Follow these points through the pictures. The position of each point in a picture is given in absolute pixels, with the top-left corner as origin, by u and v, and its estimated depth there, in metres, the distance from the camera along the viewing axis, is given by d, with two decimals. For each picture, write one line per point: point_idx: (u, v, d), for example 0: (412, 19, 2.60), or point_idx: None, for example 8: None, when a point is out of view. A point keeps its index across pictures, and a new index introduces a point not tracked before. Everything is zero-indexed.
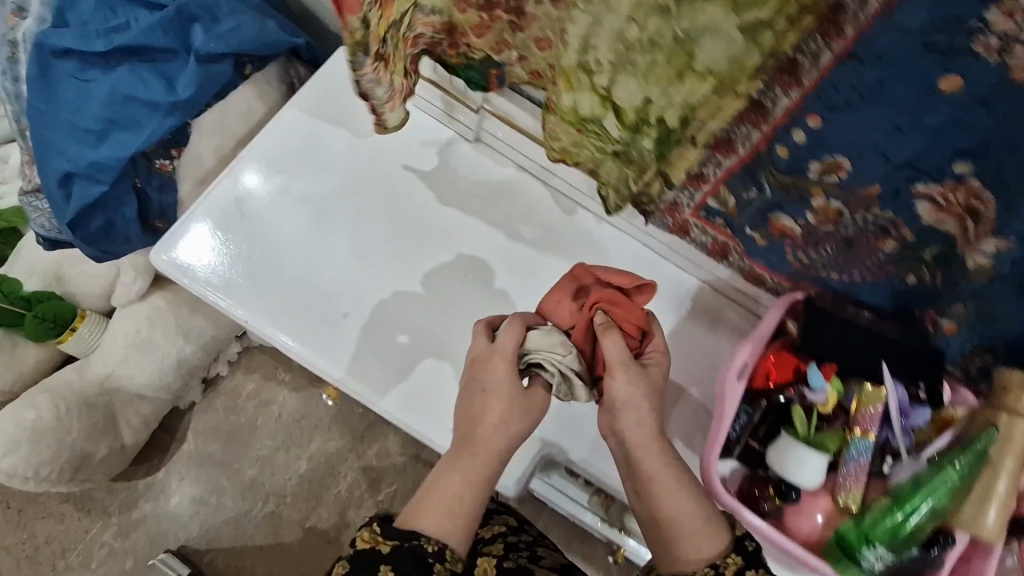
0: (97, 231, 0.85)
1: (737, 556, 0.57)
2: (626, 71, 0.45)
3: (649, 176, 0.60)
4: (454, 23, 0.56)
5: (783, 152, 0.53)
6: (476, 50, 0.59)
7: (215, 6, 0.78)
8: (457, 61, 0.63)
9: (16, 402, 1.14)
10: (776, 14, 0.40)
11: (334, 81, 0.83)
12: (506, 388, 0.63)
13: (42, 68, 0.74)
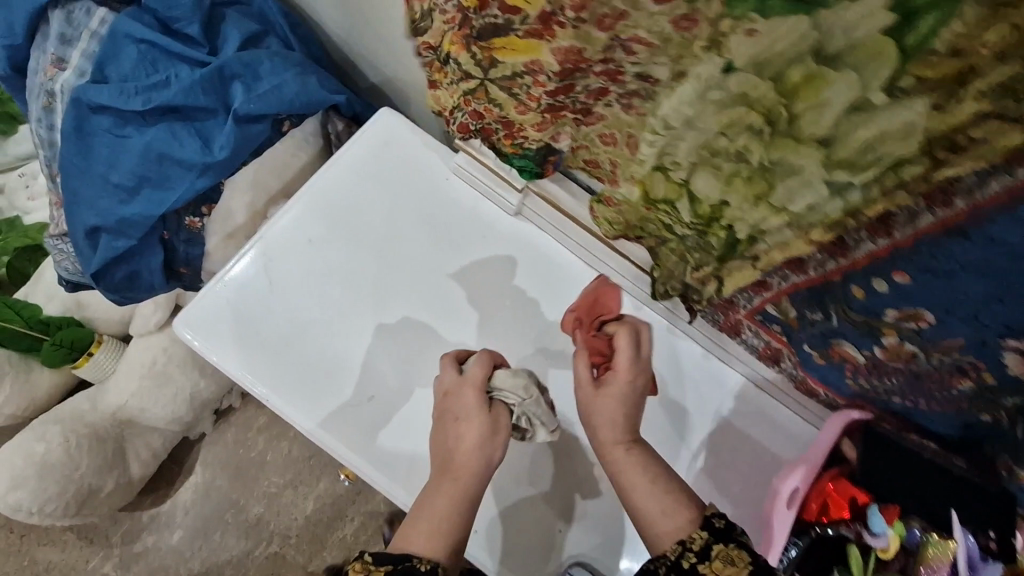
0: (121, 280, 0.82)
1: (703, 530, 0.54)
2: (707, 169, 0.42)
3: (706, 273, 0.57)
4: (513, 118, 0.49)
5: (859, 294, 0.48)
6: (534, 142, 0.52)
7: (258, 64, 0.77)
8: (512, 151, 0.54)
9: (26, 434, 1.12)
10: (872, 181, 0.37)
11: (373, 143, 0.79)
12: (475, 413, 0.63)
13: (77, 122, 0.73)
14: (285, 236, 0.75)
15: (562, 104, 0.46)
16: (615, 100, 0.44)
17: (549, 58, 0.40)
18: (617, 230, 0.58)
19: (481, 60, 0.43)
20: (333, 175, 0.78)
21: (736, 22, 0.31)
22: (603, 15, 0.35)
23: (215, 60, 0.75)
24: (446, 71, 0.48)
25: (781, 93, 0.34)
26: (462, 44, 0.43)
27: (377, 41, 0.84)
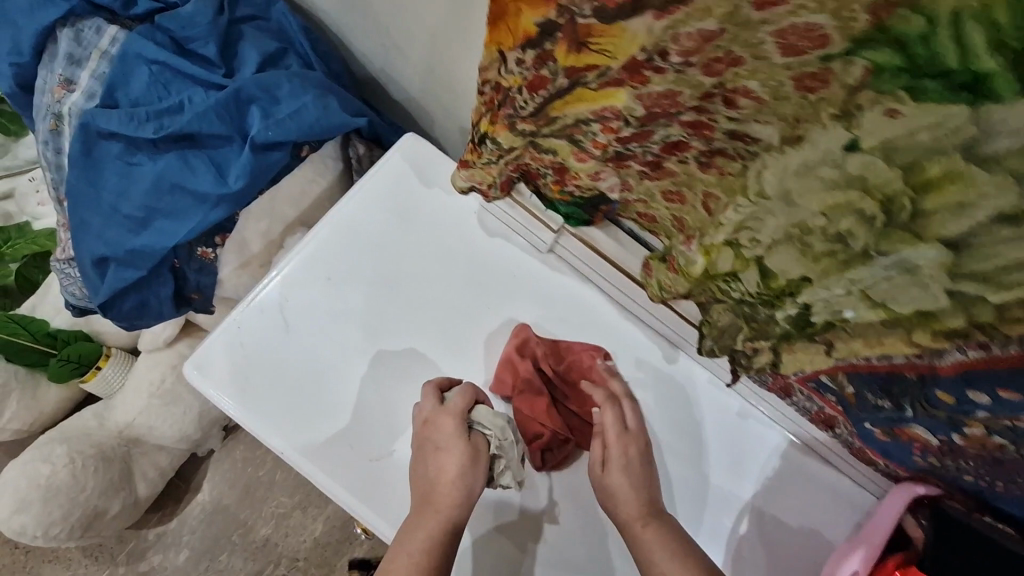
0: (129, 310, 0.78)
1: None
2: (793, 247, 0.38)
3: (762, 344, 0.51)
4: (568, 167, 0.45)
5: (945, 397, 0.43)
6: (586, 191, 0.47)
7: (275, 87, 0.72)
8: (558, 198, 0.50)
9: (32, 454, 1.09)
10: (1009, 302, 0.32)
11: (396, 173, 0.74)
12: (455, 445, 0.63)
13: (85, 148, 0.69)
14: (303, 273, 0.71)
15: (629, 155, 0.41)
16: (695, 156, 0.39)
17: (631, 104, 0.35)
18: (668, 295, 0.52)
19: (532, 129, 0.41)
20: (354, 208, 0.73)
21: (877, 96, 0.27)
22: (714, 58, 0.30)
23: (231, 83, 0.71)
24: (482, 150, 0.46)
25: (910, 185, 0.29)
26: (507, 125, 0.42)
27: (402, 59, 0.80)
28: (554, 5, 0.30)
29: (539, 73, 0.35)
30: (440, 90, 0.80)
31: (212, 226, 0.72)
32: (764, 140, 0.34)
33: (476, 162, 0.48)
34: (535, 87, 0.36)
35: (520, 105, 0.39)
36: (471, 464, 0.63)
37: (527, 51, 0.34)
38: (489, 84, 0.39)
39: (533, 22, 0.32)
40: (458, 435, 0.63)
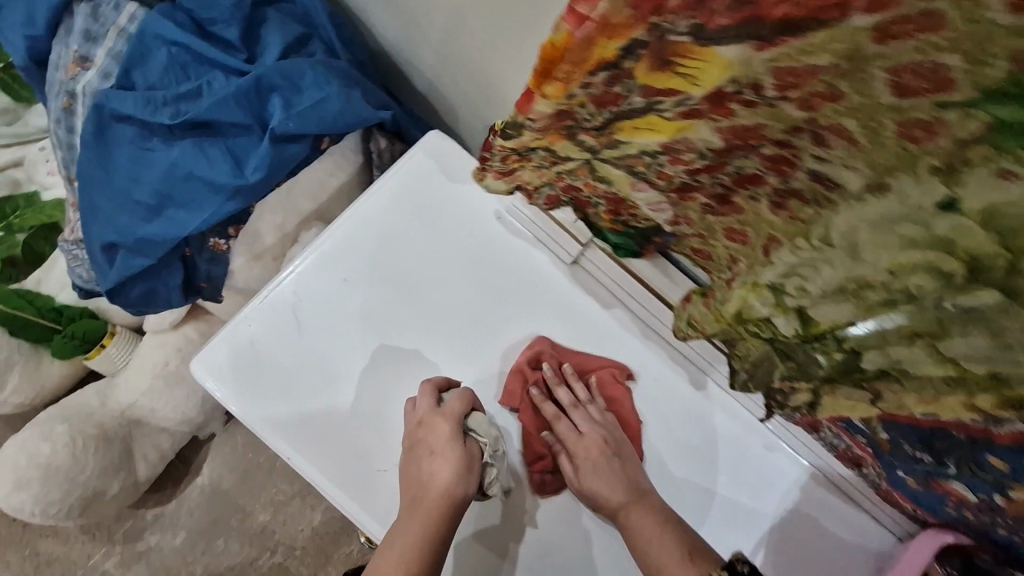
0: (137, 297, 0.76)
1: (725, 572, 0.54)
2: (846, 300, 0.37)
3: (800, 385, 0.48)
4: (623, 197, 0.44)
5: (998, 464, 0.41)
6: (643, 220, 0.46)
7: (299, 76, 0.69)
8: (607, 226, 0.50)
9: (33, 431, 1.08)
10: None
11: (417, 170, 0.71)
12: (448, 449, 0.62)
13: (98, 130, 0.66)
14: (318, 274, 0.69)
15: (696, 186, 0.40)
16: (768, 196, 0.38)
17: (709, 135, 0.33)
18: (695, 331, 0.50)
19: (594, 145, 0.38)
20: (373, 208, 0.70)
21: (994, 154, 0.24)
22: (816, 93, 0.28)
23: (254, 70, 0.68)
24: (531, 157, 0.42)
25: (1007, 247, 0.27)
26: (564, 134, 0.38)
27: (426, 49, 0.77)
28: (645, 27, 0.27)
29: (613, 90, 0.32)
30: (464, 85, 0.78)
31: (227, 218, 0.70)
32: (849, 187, 0.31)
33: (522, 167, 0.44)
34: (607, 102, 0.34)
35: (584, 117, 0.36)
36: (463, 470, 0.62)
37: (600, 74, 0.31)
38: (545, 116, 0.36)
39: (617, 50, 0.29)
40: (452, 441, 0.62)
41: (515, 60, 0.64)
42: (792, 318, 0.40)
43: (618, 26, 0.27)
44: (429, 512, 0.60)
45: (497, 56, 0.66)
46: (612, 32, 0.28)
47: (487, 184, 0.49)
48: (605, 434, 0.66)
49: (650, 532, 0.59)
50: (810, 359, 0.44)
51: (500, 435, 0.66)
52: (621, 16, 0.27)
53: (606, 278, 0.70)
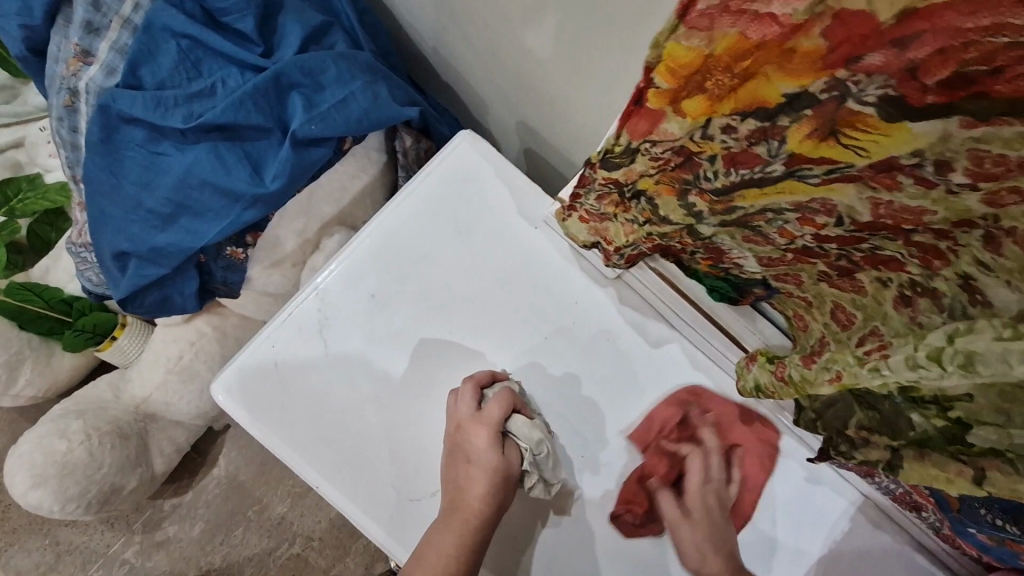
0: (152, 305, 0.71)
1: None
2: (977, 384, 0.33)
3: (878, 439, 0.47)
4: (730, 249, 0.47)
5: None
6: (746, 272, 0.50)
7: (320, 70, 0.63)
8: (708, 270, 0.53)
9: (49, 428, 1.06)
10: None
11: (455, 174, 0.67)
12: (490, 458, 0.59)
13: (105, 133, 0.61)
14: (347, 284, 0.65)
15: (821, 253, 0.43)
16: (903, 288, 0.41)
17: (858, 203, 0.34)
18: (764, 394, 0.53)
19: (706, 208, 0.40)
20: (406, 214, 0.66)
21: None
22: (1004, 189, 0.29)
23: (272, 66, 0.62)
24: (631, 207, 0.46)
25: None
26: (677, 192, 0.41)
27: (463, 42, 0.73)
28: (829, 76, 0.27)
29: (751, 149, 0.34)
30: (502, 79, 0.74)
31: (244, 227, 0.65)
32: (998, 305, 0.34)
33: (615, 215, 0.47)
34: (739, 163, 0.35)
35: (706, 175, 0.38)
36: (499, 480, 0.59)
37: (751, 121, 0.32)
38: (666, 148, 0.37)
39: (784, 92, 0.29)
40: (489, 450, 0.60)
41: (569, 53, 0.59)
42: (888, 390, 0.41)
43: (799, 54, 0.27)
44: (466, 519, 0.57)
45: (548, 57, 0.63)
46: (785, 63, 0.28)
47: (570, 227, 0.53)
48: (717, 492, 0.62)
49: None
50: (904, 419, 0.44)
51: (543, 439, 0.60)
52: (809, 45, 0.26)
53: (656, 297, 0.64)
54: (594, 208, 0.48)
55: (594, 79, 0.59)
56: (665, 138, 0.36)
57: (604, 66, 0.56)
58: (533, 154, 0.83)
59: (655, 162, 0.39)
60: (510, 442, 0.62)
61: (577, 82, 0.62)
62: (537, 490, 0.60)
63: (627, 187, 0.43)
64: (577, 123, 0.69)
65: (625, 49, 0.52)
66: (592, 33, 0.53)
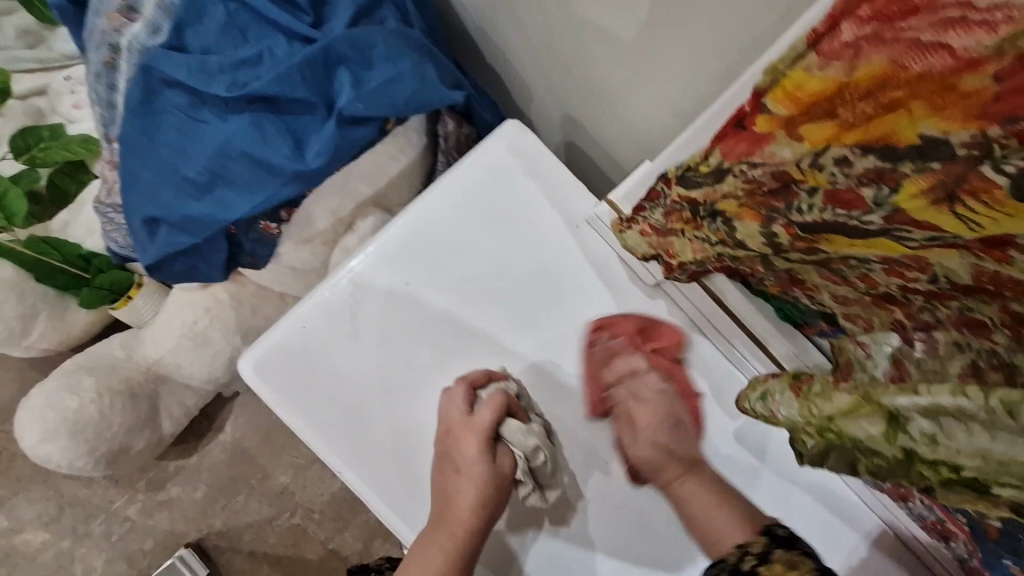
0: (177, 273, 0.71)
1: (763, 537, 0.53)
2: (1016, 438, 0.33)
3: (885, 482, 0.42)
4: (801, 279, 0.49)
5: None
6: (817, 304, 0.51)
7: (370, 46, 0.61)
8: (775, 293, 0.55)
9: (60, 383, 1.06)
10: None
11: (495, 166, 0.66)
12: (479, 468, 0.57)
13: (145, 95, 0.59)
14: (382, 271, 0.63)
15: (904, 302, 0.44)
16: (980, 359, 0.40)
17: (960, 268, 0.36)
18: (766, 405, 0.51)
19: (786, 243, 0.42)
20: (444, 203, 0.65)
21: None
22: None
23: (322, 38, 0.60)
24: (702, 226, 0.48)
25: None
26: (761, 218, 0.43)
27: (516, 24, 0.70)
28: (978, 128, 0.29)
29: (858, 190, 0.35)
30: (553, 68, 0.71)
31: (281, 202, 0.63)
32: None
33: (684, 231, 0.51)
34: (840, 202, 0.37)
35: (799, 207, 0.40)
36: (487, 492, 0.57)
37: (871, 158, 0.34)
38: (766, 170, 0.41)
39: (923, 133, 0.31)
40: (480, 459, 0.58)
41: (640, 46, 0.57)
42: (895, 451, 0.39)
43: (959, 93, 0.29)
44: (451, 533, 0.56)
45: (614, 52, 0.60)
46: (938, 101, 0.30)
47: (629, 239, 0.58)
48: (667, 404, 0.62)
49: (705, 503, 0.57)
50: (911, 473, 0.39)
51: (539, 447, 0.59)
52: (972, 84, 0.28)
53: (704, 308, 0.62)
54: (662, 216, 0.53)
55: (662, 75, 0.57)
56: (774, 160, 0.40)
57: (678, 63, 0.54)
58: (574, 147, 0.81)
59: (747, 184, 0.43)
60: (503, 448, 0.60)
61: (641, 77, 0.60)
62: (533, 500, 0.59)
63: (705, 206, 0.47)
64: (629, 122, 0.67)
65: (712, 44, 0.50)
66: (676, 26, 0.51)
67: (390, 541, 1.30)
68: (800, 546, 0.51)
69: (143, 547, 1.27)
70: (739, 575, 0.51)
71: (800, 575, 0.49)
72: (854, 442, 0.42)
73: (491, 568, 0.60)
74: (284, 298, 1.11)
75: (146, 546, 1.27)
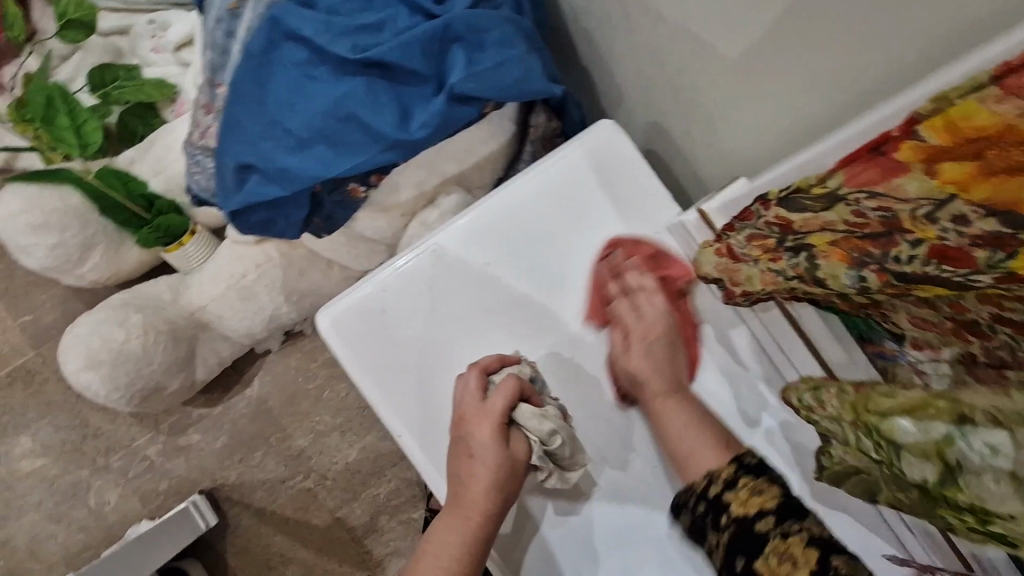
0: (257, 223, 0.71)
1: (732, 465, 0.54)
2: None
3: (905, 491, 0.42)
4: (880, 303, 0.46)
5: None
6: (889, 325, 0.49)
7: (486, 30, 0.62)
8: (847, 309, 0.51)
9: (109, 315, 1.08)
10: None
11: (570, 164, 0.67)
12: (492, 453, 0.57)
13: (267, 45, 0.61)
14: (458, 245, 0.65)
15: (985, 334, 0.41)
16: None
17: None
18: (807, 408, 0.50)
19: (876, 286, 0.42)
20: (523, 193, 0.66)
21: None
22: None
23: (442, 15, 0.62)
24: (781, 258, 0.49)
25: None
26: (850, 262, 0.43)
27: (623, 27, 0.72)
28: None
29: (970, 250, 0.35)
30: (653, 77, 0.73)
31: (374, 167, 0.65)
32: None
33: (758, 260, 0.51)
34: (947, 258, 0.37)
35: (898, 256, 0.39)
36: (501, 478, 0.57)
37: (990, 222, 0.34)
38: (881, 204, 0.41)
39: None
40: (491, 444, 0.57)
41: (749, 62, 0.58)
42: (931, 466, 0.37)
43: None
44: (467, 516, 0.56)
45: (724, 69, 0.61)
46: None
47: (706, 254, 0.58)
48: (668, 325, 0.64)
49: (680, 424, 0.59)
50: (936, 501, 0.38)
51: (554, 431, 0.58)
52: None
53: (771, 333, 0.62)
54: (745, 243, 0.53)
55: (767, 93, 0.58)
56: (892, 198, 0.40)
57: (787, 88, 0.56)
58: (653, 157, 0.82)
59: (854, 217, 0.43)
60: (516, 432, 0.59)
61: (744, 95, 0.61)
62: (552, 481, 0.60)
63: (794, 240, 0.48)
64: (719, 134, 0.68)
65: (829, 69, 0.51)
66: (791, 46, 0.52)
67: (397, 517, 1.32)
68: (766, 474, 0.52)
69: (158, 488, 1.29)
70: (706, 499, 0.53)
71: (763, 499, 0.50)
72: (888, 459, 0.39)
73: (501, 552, 0.62)
74: (330, 264, 1.12)
75: (160, 488, 1.30)
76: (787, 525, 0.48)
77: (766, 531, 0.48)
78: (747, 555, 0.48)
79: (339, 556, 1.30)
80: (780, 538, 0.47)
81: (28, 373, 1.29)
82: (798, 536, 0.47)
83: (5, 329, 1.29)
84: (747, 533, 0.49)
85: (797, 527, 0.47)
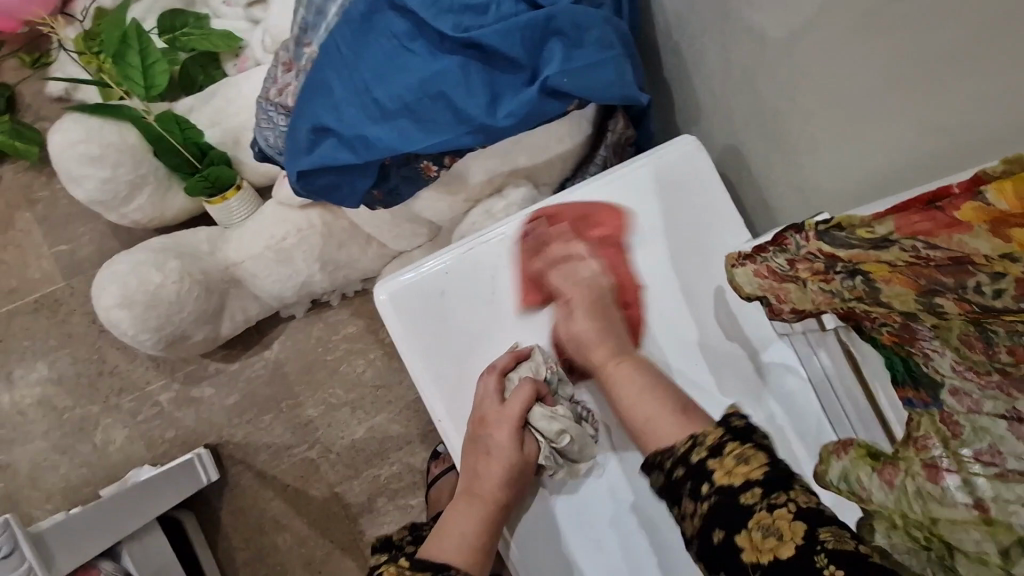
0: (321, 188, 0.70)
1: (719, 427, 0.53)
2: None
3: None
4: (943, 337, 0.39)
5: None
6: (930, 370, 0.41)
7: (588, 27, 0.62)
8: (886, 340, 0.43)
9: (148, 257, 1.08)
10: None
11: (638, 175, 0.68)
12: (507, 452, 0.61)
13: (369, 12, 0.62)
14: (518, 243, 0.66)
15: None
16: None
17: None
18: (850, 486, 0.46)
19: (952, 312, 0.37)
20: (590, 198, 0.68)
21: None
22: None
23: (548, 7, 0.61)
24: (835, 281, 0.44)
25: None
26: (918, 290, 0.38)
27: (719, 45, 0.71)
28: None
29: None
30: (738, 100, 0.72)
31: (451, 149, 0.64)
32: None
33: (810, 283, 0.46)
34: None
35: (978, 288, 0.35)
36: (513, 476, 0.61)
37: None
38: (947, 255, 0.36)
39: None
40: (510, 445, 0.61)
41: (840, 100, 0.57)
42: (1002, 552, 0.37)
43: None
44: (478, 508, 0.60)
45: (811, 103, 0.61)
46: None
47: (739, 274, 0.53)
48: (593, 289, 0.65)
49: (637, 387, 0.61)
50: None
51: (562, 432, 0.61)
52: None
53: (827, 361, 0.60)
54: (787, 261, 0.48)
55: (853, 133, 0.57)
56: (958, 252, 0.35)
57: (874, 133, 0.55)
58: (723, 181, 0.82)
59: (912, 258, 0.37)
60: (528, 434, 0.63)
61: (828, 133, 0.61)
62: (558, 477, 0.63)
63: (844, 264, 0.42)
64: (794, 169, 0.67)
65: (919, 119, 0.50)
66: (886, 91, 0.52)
67: (394, 501, 1.31)
68: (754, 439, 0.51)
69: (165, 435, 1.30)
70: (688, 466, 0.52)
71: (748, 469, 0.48)
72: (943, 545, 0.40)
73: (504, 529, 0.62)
74: (369, 240, 1.12)
75: (167, 435, 1.30)
76: (774, 497, 0.46)
77: (751, 503, 0.47)
78: (725, 527, 0.47)
79: (332, 531, 1.30)
80: (766, 510, 0.46)
81: (55, 302, 1.29)
82: (785, 509, 0.45)
83: (40, 254, 1.30)
84: (730, 504, 0.48)
85: (785, 501, 0.46)
